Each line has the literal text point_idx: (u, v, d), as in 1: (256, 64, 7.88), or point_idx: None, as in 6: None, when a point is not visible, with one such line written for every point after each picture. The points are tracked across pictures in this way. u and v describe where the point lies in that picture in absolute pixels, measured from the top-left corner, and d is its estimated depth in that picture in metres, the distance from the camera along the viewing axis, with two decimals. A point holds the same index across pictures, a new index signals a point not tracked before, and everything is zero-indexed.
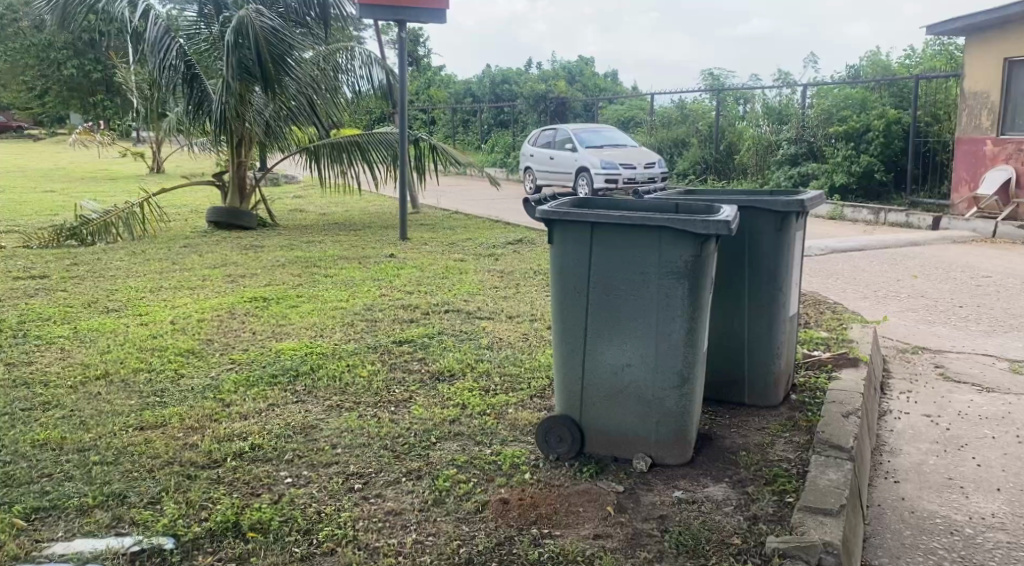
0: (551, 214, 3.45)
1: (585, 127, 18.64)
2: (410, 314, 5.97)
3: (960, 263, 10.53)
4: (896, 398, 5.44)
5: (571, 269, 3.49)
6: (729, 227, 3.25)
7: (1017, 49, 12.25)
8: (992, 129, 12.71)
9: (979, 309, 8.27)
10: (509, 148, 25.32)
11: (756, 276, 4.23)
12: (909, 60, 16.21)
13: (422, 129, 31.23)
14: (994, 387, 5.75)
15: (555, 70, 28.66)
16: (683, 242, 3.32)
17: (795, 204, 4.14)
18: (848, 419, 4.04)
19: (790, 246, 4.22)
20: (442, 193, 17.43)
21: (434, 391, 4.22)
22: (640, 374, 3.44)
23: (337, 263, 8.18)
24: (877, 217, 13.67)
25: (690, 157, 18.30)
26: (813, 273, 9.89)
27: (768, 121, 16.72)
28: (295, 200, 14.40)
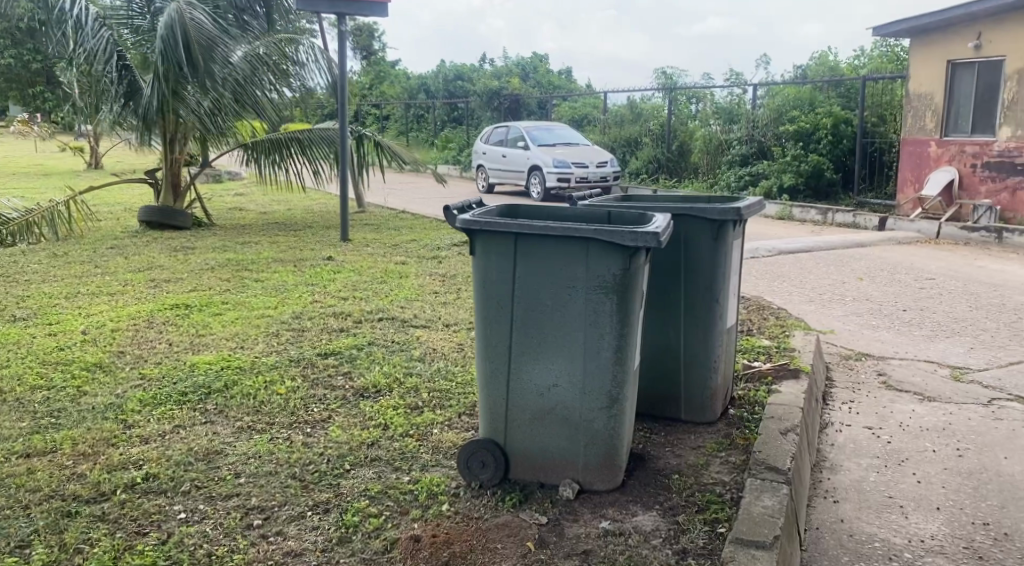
0: (472, 224, 3.24)
1: (537, 125, 18.51)
2: (341, 323, 5.71)
3: (904, 265, 10.56)
4: (838, 409, 5.33)
5: (494, 283, 3.28)
6: (659, 239, 3.08)
7: (960, 51, 12.35)
8: (935, 131, 12.81)
9: (923, 313, 8.25)
10: (463, 145, 25.03)
11: (692, 286, 4.06)
12: (858, 61, 16.32)
13: (376, 125, 30.80)
14: (935, 395, 5.68)
15: (509, 67, 28.44)
16: (611, 254, 3.14)
17: (731, 212, 3.98)
18: (786, 437, 3.90)
19: (727, 256, 4.06)
20: (391, 190, 17.11)
21: (357, 410, 4.00)
22: (567, 394, 3.25)
23: (272, 266, 7.87)
24: (824, 218, 13.66)
25: (642, 156, 18.21)
26: (759, 276, 9.82)
27: (718, 121, 16.69)
28: (236, 198, 14.00)
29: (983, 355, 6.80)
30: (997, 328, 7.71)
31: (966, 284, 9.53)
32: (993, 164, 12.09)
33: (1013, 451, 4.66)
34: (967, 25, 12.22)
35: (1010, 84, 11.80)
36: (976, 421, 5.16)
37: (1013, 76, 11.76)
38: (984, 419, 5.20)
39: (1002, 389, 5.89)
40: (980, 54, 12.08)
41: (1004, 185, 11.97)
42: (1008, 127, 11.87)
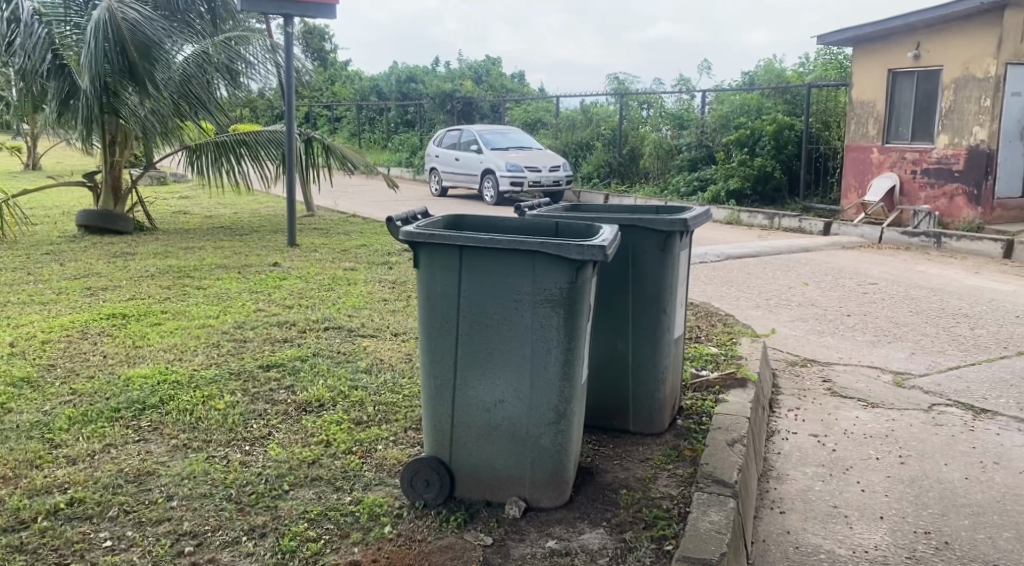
0: (416, 236, 3.16)
1: (491, 129, 18.47)
2: (284, 334, 5.58)
3: (849, 269, 10.72)
4: (784, 416, 5.35)
5: (439, 296, 3.21)
6: (605, 252, 3.05)
7: (900, 60, 12.63)
8: (877, 137, 13.07)
9: (866, 318, 8.37)
10: (415, 148, 24.88)
11: (639, 297, 4.04)
12: (803, 68, 16.57)
13: (327, 126, 30.49)
14: (877, 401, 5.74)
15: (462, 69, 28.36)
16: (558, 268, 3.09)
17: (677, 222, 3.97)
18: (733, 448, 3.89)
19: (674, 267, 4.05)
20: (341, 193, 16.92)
21: (298, 425, 3.92)
22: (514, 410, 3.20)
23: (215, 273, 7.70)
24: (771, 222, 13.79)
25: (594, 160, 18.26)
26: (708, 281, 9.89)
27: (669, 126, 16.82)
28: (181, 201, 13.70)
29: (924, 360, 6.91)
30: (937, 333, 7.85)
31: (907, 289, 9.71)
32: (932, 170, 12.37)
33: (953, 457, 4.72)
34: (907, 35, 12.49)
35: (948, 93, 12.09)
36: (917, 427, 5.22)
37: (950, 85, 12.05)
38: (925, 425, 5.26)
39: (942, 394, 5.98)
40: (920, 63, 12.36)
41: (942, 191, 12.27)
42: (946, 134, 12.15)
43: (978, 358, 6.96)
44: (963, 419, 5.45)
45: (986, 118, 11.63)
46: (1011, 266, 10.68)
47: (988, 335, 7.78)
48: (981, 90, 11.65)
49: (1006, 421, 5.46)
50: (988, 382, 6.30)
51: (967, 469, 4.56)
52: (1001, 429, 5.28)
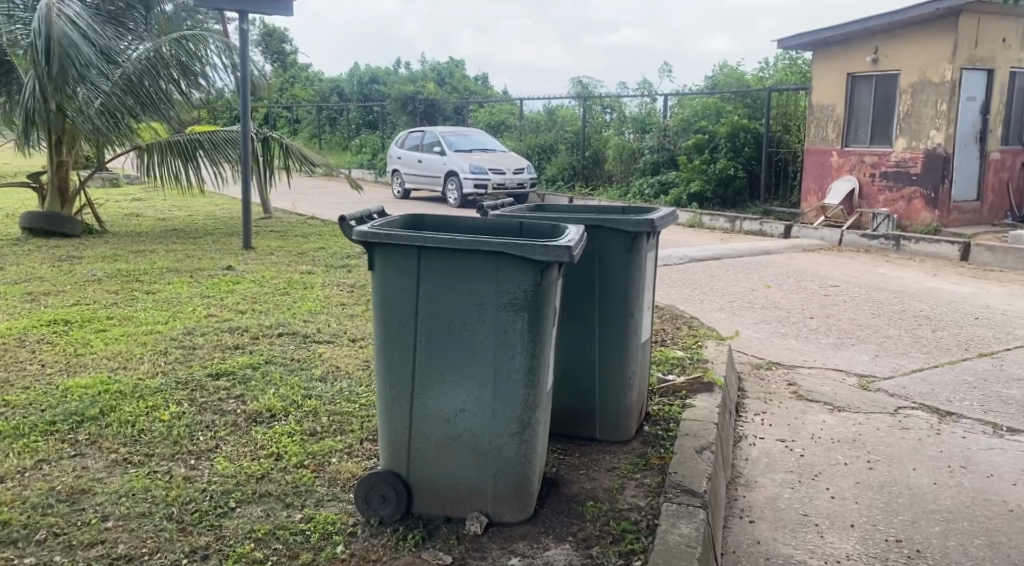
0: (371, 236, 2.99)
1: (454, 131, 18.30)
2: (235, 340, 5.40)
3: (810, 272, 10.73)
4: (751, 421, 5.26)
5: (395, 301, 3.04)
6: (571, 252, 2.91)
7: (859, 64, 12.70)
8: (837, 141, 13.13)
9: (829, 320, 8.34)
10: (377, 150, 24.62)
11: (605, 300, 3.91)
12: (763, 72, 16.62)
13: (286, 128, 30.08)
14: (843, 405, 5.67)
15: (424, 71, 28.13)
16: (521, 270, 2.95)
17: (644, 222, 3.84)
18: (702, 456, 3.76)
19: (641, 269, 3.92)
20: (301, 195, 16.64)
21: (247, 438, 3.76)
22: (475, 420, 3.04)
23: (166, 277, 7.45)
24: (733, 225, 13.78)
25: (557, 163, 18.17)
26: (672, 283, 9.82)
27: (632, 129, 16.79)
28: (133, 203, 13.34)
29: (887, 362, 6.88)
30: (899, 335, 7.83)
31: (868, 291, 9.72)
32: (890, 173, 12.44)
33: (921, 462, 4.65)
34: (865, 40, 12.56)
35: (905, 97, 12.18)
36: (884, 431, 5.15)
37: (908, 90, 12.14)
38: (891, 429, 5.19)
39: (907, 397, 5.92)
40: (878, 68, 12.44)
41: (901, 194, 12.34)
42: (904, 138, 12.24)
43: (941, 360, 6.94)
44: (929, 422, 5.40)
45: (943, 122, 11.73)
46: (969, 269, 10.75)
47: (950, 337, 7.78)
48: (938, 94, 11.75)
49: (971, 424, 5.41)
50: (952, 384, 6.27)
51: (935, 474, 4.49)
52: (966, 432, 5.23)
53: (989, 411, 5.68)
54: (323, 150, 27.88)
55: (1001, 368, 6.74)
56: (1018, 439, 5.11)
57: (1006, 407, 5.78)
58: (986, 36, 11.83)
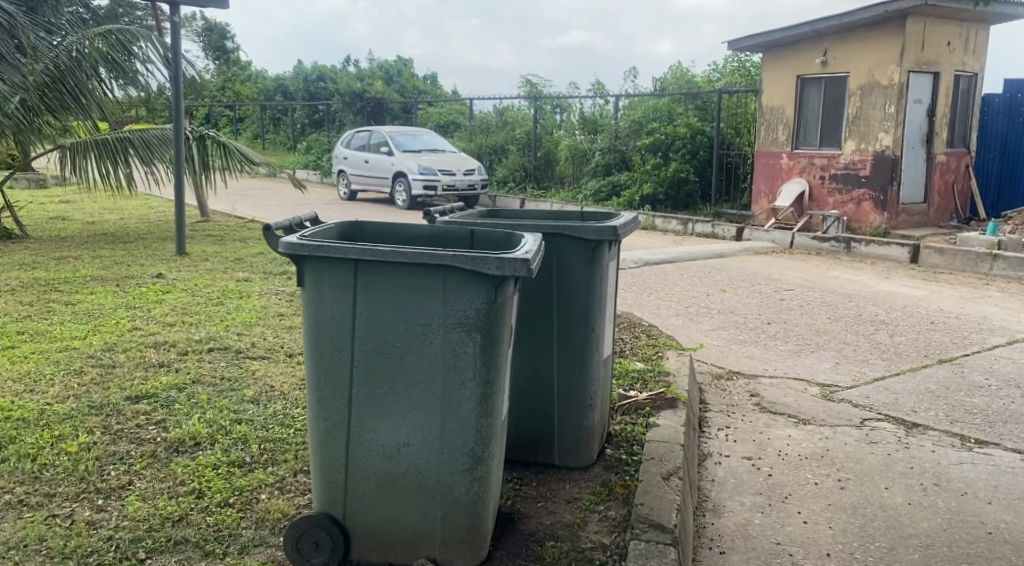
0: (301, 249, 2.62)
1: (402, 131, 17.86)
2: (160, 358, 5.00)
3: (764, 275, 10.58)
4: (714, 437, 4.99)
5: (328, 322, 2.68)
6: (529, 267, 2.58)
7: (808, 67, 12.61)
8: (787, 143, 13.04)
9: (786, 326, 8.15)
10: (323, 150, 24.07)
11: (564, 315, 3.60)
12: (714, 74, 16.55)
13: (229, 127, 29.33)
14: (807, 417, 5.43)
15: (372, 69, 27.60)
16: (472, 286, 2.62)
17: (607, 230, 3.53)
18: (669, 484, 3.47)
19: (603, 281, 3.61)
20: (242, 197, 16.10)
21: (165, 472, 3.41)
22: (421, 456, 2.72)
23: (88, 287, 6.96)
24: (685, 228, 13.58)
25: (508, 164, 17.87)
26: (626, 289, 9.58)
27: (583, 131, 16.58)
28: (62, 206, 12.72)
29: (848, 370, 6.68)
30: (858, 341, 7.65)
31: (823, 295, 9.58)
32: (840, 176, 12.37)
33: (892, 479, 4.41)
34: (814, 42, 12.48)
35: (854, 100, 12.11)
36: (852, 446, 4.91)
37: (857, 92, 12.07)
38: (859, 444, 4.96)
39: (871, 408, 5.70)
40: (827, 70, 12.36)
41: (851, 196, 12.28)
42: (853, 141, 12.18)
43: (902, 368, 6.75)
44: (896, 435, 5.17)
45: (891, 124, 11.69)
46: (920, 271, 10.69)
47: (909, 343, 7.63)
48: (886, 97, 11.70)
49: (938, 436, 5.20)
50: (914, 393, 6.07)
51: (907, 493, 4.25)
52: (933, 445, 5.01)
53: (954, 421, 5.48)
54: (268, 150, 27.22)
55: (962, 375, 6.57)
56: (987, 452, 4.91)
57: (971, 417, 5.58)
58: (932, 39, 11.82)
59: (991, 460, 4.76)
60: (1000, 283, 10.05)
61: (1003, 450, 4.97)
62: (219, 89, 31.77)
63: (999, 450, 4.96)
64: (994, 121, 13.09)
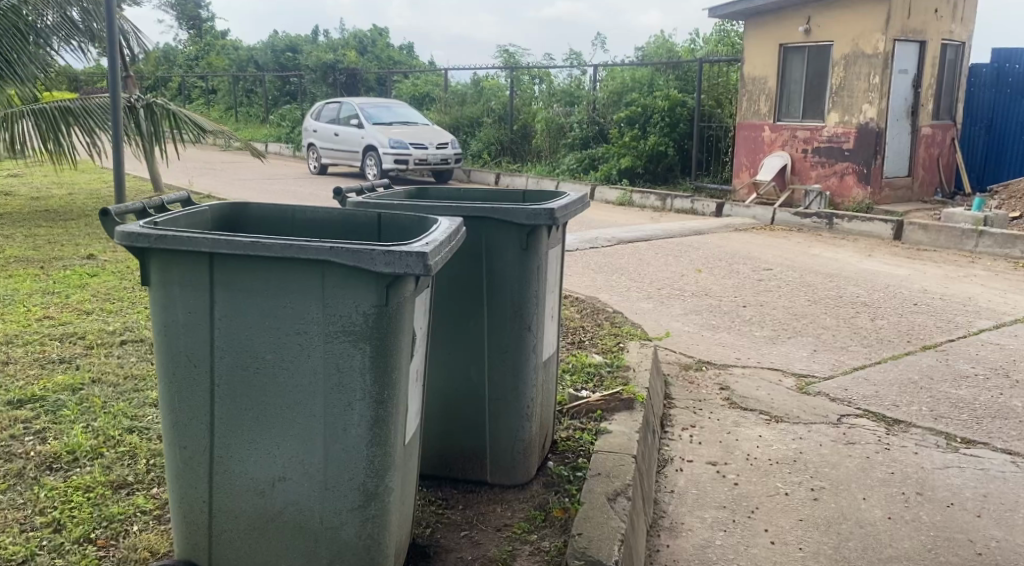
0: (143, 241, 2.16)
1: (373, 102, 17.23)
2: (62, 352, 4.50)
3: (742, 253, 10.13)
4: (677, 439, 4.53)
5: (180, 331, 2.21)
6: (425, 262, 2.08)
7: (791, 35, 12.09)
8: (768, 115, 12.53)
9: (763, 309, 7.71)
10: (295, 122, 23.39)
11: (494, 311, 3.12)
12: (695, 44, 15.99)
13: (202, 100, 28.59)
14: (780, 414, 4.98)
15: (345, 39, 26.82)
16: (355, 286, 2.12)
17: (542, 214, 3.03)
18: (615, 507, 3.01)
19: (539, 273, 3.13)
20: (205, 171, 15.47)
21: (26, 497, 2.95)
22: (300, 492, 2.25)
23: (8, 270, 6.42)
24: (664, 203, 13.06)
25: (482, 138, 17.30)
26: (598, 269, 9.12)
27: (560, 103, 16.05)
28: (9, 180, 12.10)
29: (826, 359, 6.24)
30: (837, 326, 7.22)
31: (803, 275, 9.13)
32: (822, 149, 11.90)
33: (871, 488, 3.98)
34: (796, 9, 11.95)
35: (837, 70, 11.62)
36: (827, 447, 4.47)
37: (840, 62, 11.59)
38: (835, 445, 4.52)
39: (849, 402, 5.26)
40: (810, 39, 11.84)
41: (833, 169, 11.81)
42: (836, 112, 11.69)
43: (883, 356, 6.32)
44: (875, 434, 4.73)
45: (876, 95, 11.22)
46: (904, 248, 10.27)
47: (891, 327, 7.20)
48: (870, 66, 11.23)
49: (921, 434, 4.76)
50: (896, 384, 5.63)
51: (887, 505, 3.82)
52: (915, 445, 4.57)
53: (939, 417, 5.04)
54: (240, 122, 26.50)
55: (947, 363, 6.14)
56: (974, 454, 4.47)
57: (957, 412, 5.15)
58: (918, 7, 11.36)
59: (981, 463, 4.34)
60: (986, 261, 9.64)
61: (991, 451, 4.54)
62: (191, 60, 30.95)
63: (987, 451, 4.53)
64: (981, 93, 12.63)
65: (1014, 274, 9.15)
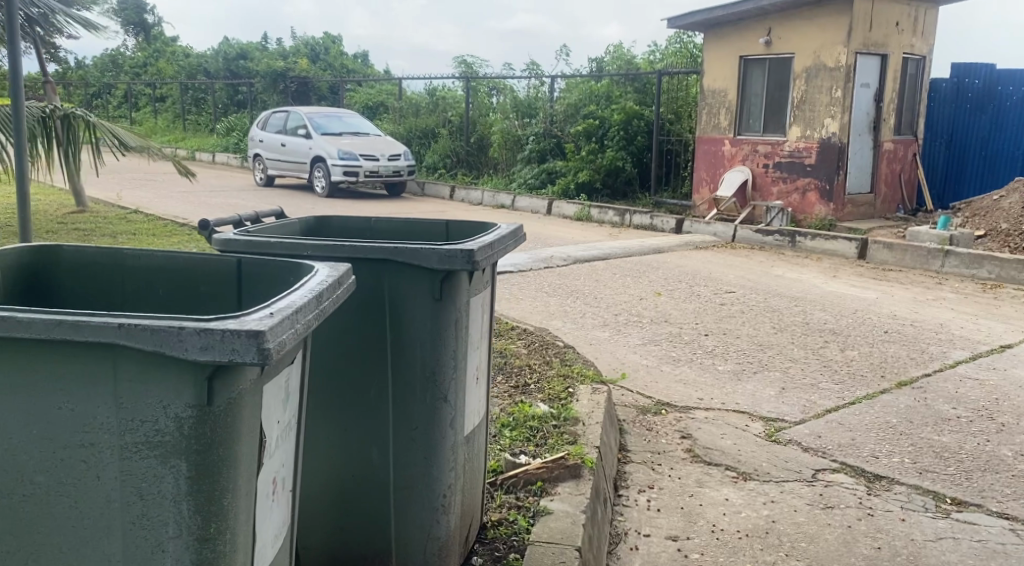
0: None
1: (323, 111, 16.47)
2: None
3: (703, 274, 9.60)
4: (633, 505, 3.93)
5: None
6: (259, 346, 1.45)
7: (751, 46, 11.64)
8: (729, 129, 12.06)
9: (726, 339, 7.16)
10: (243, 132, 22.52)
11: (398, 378, 2.48)
12: (654, 55, 15.54)
13: (148, 108, 27.56)
14: (749, 471, 4.39)
15: (297, 47, 26.13)
16: (160, 380, 1.47)
17: (458, 256, 2.39)
18: None
19: (457, 328, 2.49)
20: (141, 183, 14.64)
21: None
22: None
23: None
24: (623, 219, 12.50)
25: (437, 149, 16.64)
26: (552, 292, 8.52)
27: (517, 114, 15.47)
28: None
29: (794, 398, 5.69)
30: (806, 358, 6.67)
31: (766, 299, 8.61)
32: (784, 164, 11.43)
33: None
34: (757, 20, 11.51)
35: (799, 83, 11.19)
36: (802, 514, 3.90)
37: (801, 75, 11.16)
38: (812, 510, 3.95)
39: (824, 453, 4.69)
40: (771, 51, 11.41)
41: (795, 185, 11.34)
42: (798, 126, 11.26)
43: (856, 394, 5.77)
44: (855, 495, 4.16)
45: (838, 109, 10.79)
46: (870, 269, 9.83)
47: (862, 359, 6.69)
48: (832, 79, 10.80)
49: (907, 494, 4.20)
50: (873, 430, 5.08)
51: None
52: (900, 509, 4.01)
53: (924, 471, 4.49)
54: (188, 131, 25.50)
55: (926, 404, 5.60)
56: (967, 520, 3.92)
57: (943, 464, 4.61)
58: (880, 19, 10.98)
59: (976, 534, 3.79)
60: (953, 282, 9.22)
61: (986, 515, 4.00)
62: (140, 67, 29.93)
63: (981, 516, 3.99)
64: (941, 107, 12.27)
65: (985, 297, 8.71)
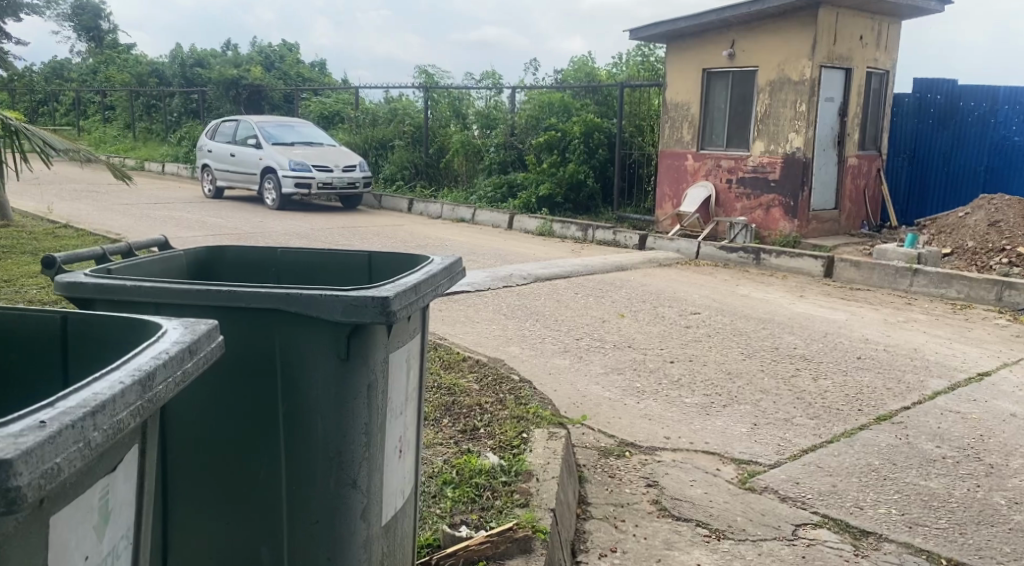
0: None
1: (274, 121, 15.78)
2: None
3: (667, 294, 9.15)
4: None
5: None
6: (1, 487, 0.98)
7: (713, 59, 11.27)
8: (692, 143, 11.68)
9: (693, 366, 6.70)
10: (195, 141, 21.70)
11: (294, 456, 1.96)
12: (616, 68, 15.18)
13: (97, 117, 26.56)
14: (723, 528, 3.90)
15: (251, 54, 25.36)
16: None
17: (369, 306, 1.87)
18: None
19: (372, 397, 1.96)
20: (79, 195, 13.84)
21: None
22: None
23: None
24: (585, 234, 12.04)
25: (394, 160, 16.05)
26: (510, 315, 7.99)
27: (477, 126, 14.97)
28: None
29: (767, 436, 5.23)
30: (778, 389, 6.23)
31: (734, 321, 8.17)
32: (747, 180, 11.08)
33: None
34: (720, 32, 11.14)
35: (762, 96, 10.84)
36: None
37: (766, 88, 10.81)
38: None
39: (803, 504, 4.22)
40: (734, 63, 11.05)
41: (758, 202, 10.99)
42: (762, 141, 10.90)
43: (833, 432, 5.32)
44: (840, 556, 3.71)
45: (802, 124, 10.45)
46: (838, 288, 9.47)
47: (837, 390, 6.27)
48: (797, 93, 10.46)
49: (897, 555, 3.75)
50: (855, 475, 4.64)
51: None
52: None
53: (913, 525, 4.05)
54: (138, 140, 24.57)
55: (909, 443, 5.17)
56: None
57: (933, 516, 4.17)
58: (845, 33, 10.67)
59: None
60: (924, 303, 8.88)
61: None
62: (90, 73, 28.92)
63: None
64: (904, 123, 12.01)
65: (956, 319, 8.37)
